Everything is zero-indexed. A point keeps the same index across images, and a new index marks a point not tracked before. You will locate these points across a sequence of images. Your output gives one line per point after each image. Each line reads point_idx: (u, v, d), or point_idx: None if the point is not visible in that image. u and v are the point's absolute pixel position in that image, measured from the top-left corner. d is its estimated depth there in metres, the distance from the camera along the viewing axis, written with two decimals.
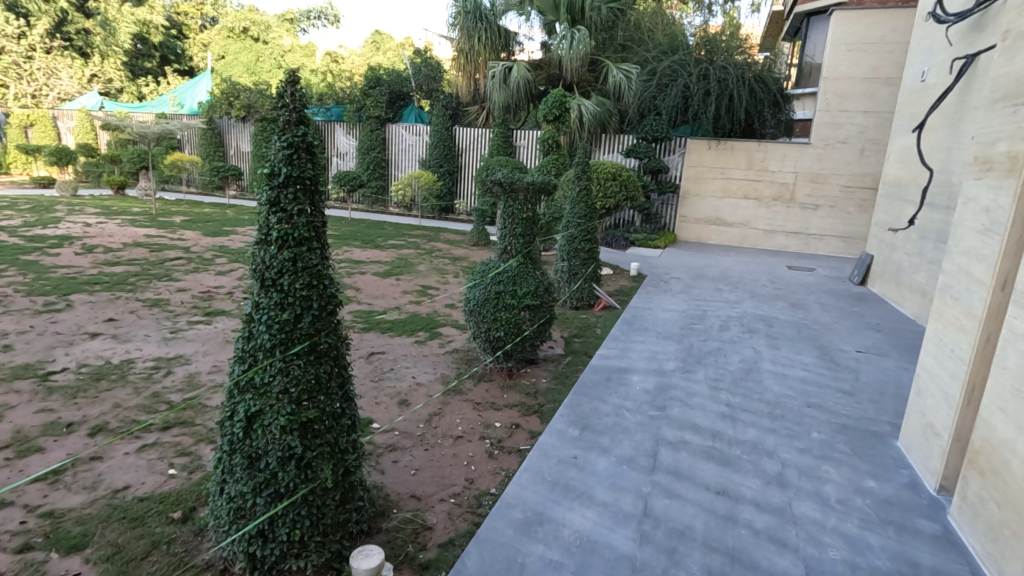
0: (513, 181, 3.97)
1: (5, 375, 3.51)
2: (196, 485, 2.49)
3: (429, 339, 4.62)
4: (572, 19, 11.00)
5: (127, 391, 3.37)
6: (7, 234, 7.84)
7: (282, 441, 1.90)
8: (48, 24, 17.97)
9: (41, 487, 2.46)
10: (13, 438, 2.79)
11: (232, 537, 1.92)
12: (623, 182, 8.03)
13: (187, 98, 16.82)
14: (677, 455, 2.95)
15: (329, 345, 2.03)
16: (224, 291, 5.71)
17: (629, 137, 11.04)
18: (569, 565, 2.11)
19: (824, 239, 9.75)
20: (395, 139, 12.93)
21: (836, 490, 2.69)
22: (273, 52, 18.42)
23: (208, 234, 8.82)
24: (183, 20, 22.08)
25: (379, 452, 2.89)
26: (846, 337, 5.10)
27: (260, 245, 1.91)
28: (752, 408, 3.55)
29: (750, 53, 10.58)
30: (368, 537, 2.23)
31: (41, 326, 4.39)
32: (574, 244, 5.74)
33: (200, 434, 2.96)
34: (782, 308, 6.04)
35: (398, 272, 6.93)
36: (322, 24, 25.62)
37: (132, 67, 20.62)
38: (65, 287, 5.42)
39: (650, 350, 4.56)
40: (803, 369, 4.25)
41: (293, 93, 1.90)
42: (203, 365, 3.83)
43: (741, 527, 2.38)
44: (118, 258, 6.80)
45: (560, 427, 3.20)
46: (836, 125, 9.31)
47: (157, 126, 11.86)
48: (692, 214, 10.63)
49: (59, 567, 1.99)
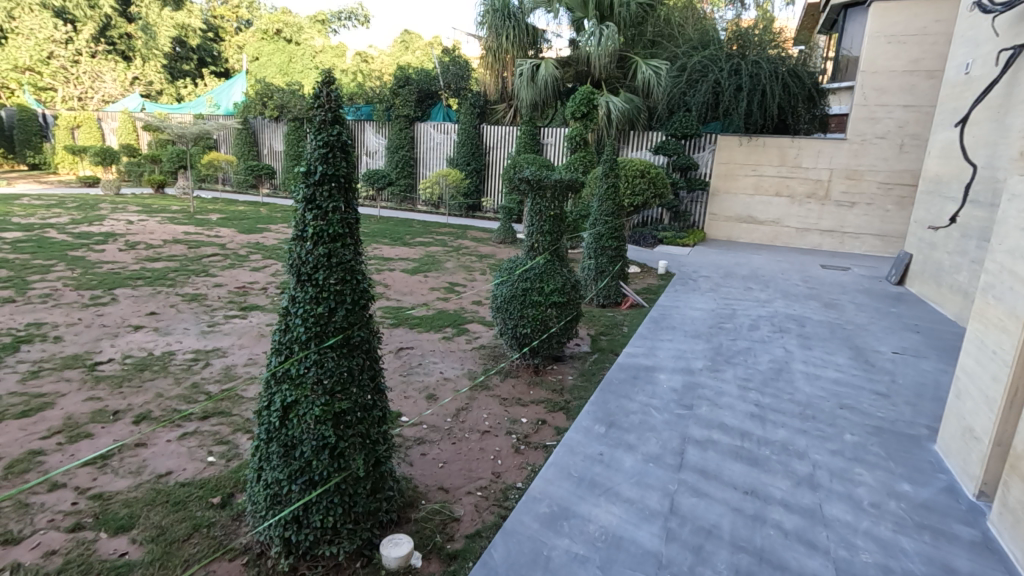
0: (541, 178, 3.98)
1: (55, 364, 3.69)
2: (234, 473, 2.59)
3: (456, 335, 4.67)
4: (600, 15, 10.95)
5: (168, 381, 3.52)
6: (55, 231, 8.18)
7: (316, 430, 1.97)
8: (93, 29, 18.74)
9: (90, 470, 2.59)
10: (65, 424, 2.94)
11: (268, 522, 1.99)
12: (651, 179, 7.95)
13: (223, 99, 17.23)
14: (704, 454, 2.93)
15: (361, 338, 2.08)
16: (258, 286, 5.87)
17: (658, 134, 10.94)
18: (594, 561, 2.12)
19: (859, 237, 9.49)
20: (424, 138, 13.10)
21: (868, 493, 2.64)
22: (305, 53, 18.80)
23: (244, 231, 9.08)
24: (219, 23, 22.84)
25: (407, 445, 2.95)
26: (882, 338, 4.97)
27: (296, 241, 1.98)
28: (783, 409, 3.50)
29: (784, 47, 10.30)
30: (398, 527, 2.28)
31: (88, 318, 4.61)
32: (602, 242, 5.72)
33: (237, 424, 3.07)
34: (815, 308, 5.90)
35: (426, 268, 7.02)
36: (353, 24, 26.03)
37: (171, 70, 21.41)
38: (110, 282, 5.66)
39: (677, 349, 4.51)
40: (836, 370, 4.17)
41: (329, 94, 1.95)
42: (240, 358, 3.96)
43: (770, 527, 2.36)
44: (158, 254, 7.06)
45: (585, 424, 3.21)
46: (874, 120, 9.05)
47: (195, 127, 12.25)
48: (722, 212, 10.47)
49: (108, 546, 2.10)
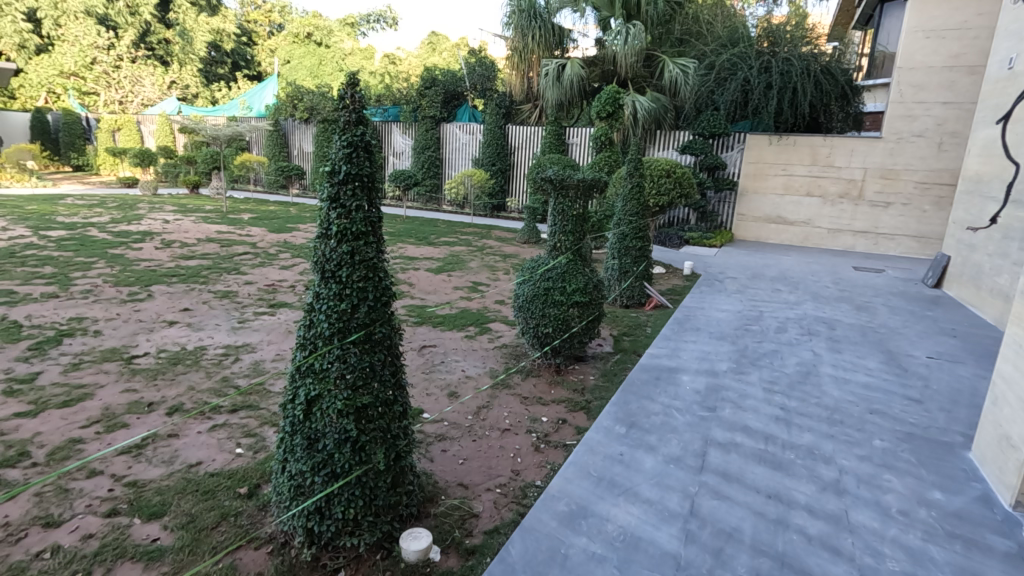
0: (564, 178, 3.97)
1: (95, 357, 3.86)
2: (261, 464, 2.66)
3: (479, 334, 4.70)
4: (627, 14, 10.79)
5: (200, 375, 3.64)
6: (97, 229, 8.54)
7: (339, 424, 2.02)
8: (133, 35, 19.45)
9: (125, 459, 2.70)
10: (103, 414, 3.07)
11: (292, 511, 2.04)
12: (677, 179, 7.85)
13: (255, 101, 17.66)
14: (726, 457, 2.90)
15: (383, 334, 2.12)
16: (287, 284, 6.02)
17: (685, 133, 10.80)
18: (612, 560, 2.12)
19: (895, 238, 9.21)
20: (449, 138, 13.21)
21: (898, 500, 2.56)
22: (334, 56, 19.18)
23: (274, 230, 9.29)
24: (252, 27, 23.75)
25: (428, 441, 2.99)
26: (916, 342, 4.81)
27: (321, 239, 2.03)
28: (810, 413, 3.43)
29: (817, 44, 10.05)
30: (418, 521, 2.32)
31: (126, 314, 4.79)
32: (626, 242, 5.68)
33: (265, 417, 3.15)
34: (846, 311, 5.76)
35: (450, 268, 7.07)
36: (381, 26, 26.37)
37: (207, 74, 22.10)
38: (148, 279, 5.87)
39: (702, 350, 4.46)
40: (867, 374, 4.05)
41: (353, 95, 2.00)
42: (268, 353, 4.07)
43: (793, 532, 2.32)
44: (192, 253, 7.27)
45: (606, 424, 3.20)
46: (911, 118, 8.78)
47: (228, 128, 12.60)
48: (751, 212, 10.29)
49: (142, 532, 2.19)
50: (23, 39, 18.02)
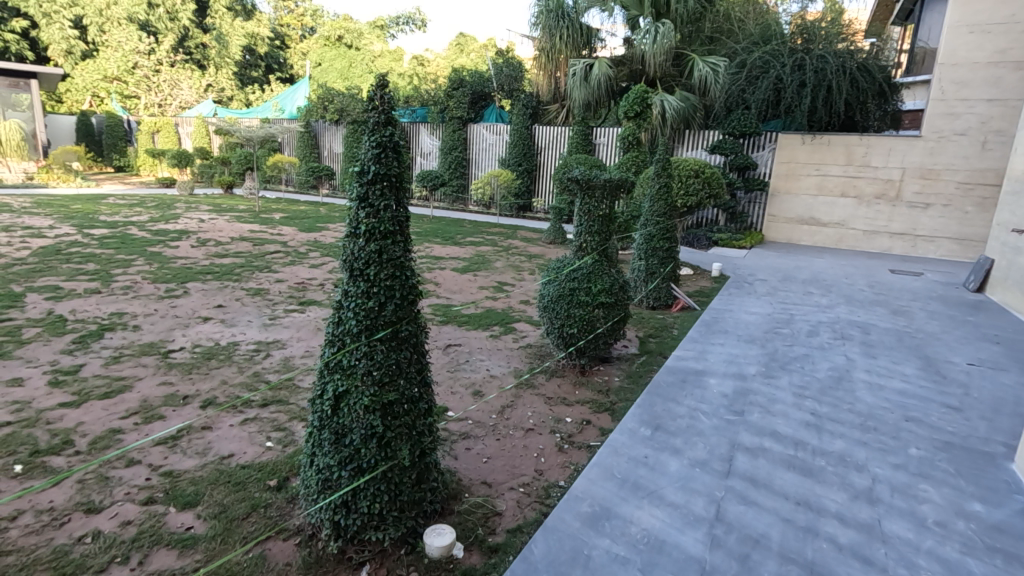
0: (590, 178, 3.95)
1: (134, 351, 4.00)
2: (290, 458, 2.72)
3: (503, 334, 4.71)
4: (656, 13, 10.64)
5: (232, 370, 3.74)
6: (136, 228, 8.82)
7: (365, 419, 2.05)
8: (172, 40, 20.16)
9: (162, 449, 2.79)
10: (140, 406, 3.18)
11: (318, 505, 2.08)
12: (706, 179, 7.73)
13: (287, 103, 18.04)
14: (754, 462, 2.85)
15: (409, 332, 2.15)
16: (316, 282, 6.13)
17: (715, 133, 10.63)
18: (635, 562, 2.11)
19: (934, 240, 8.89)
20: (476, 139, 13.27)
21: (934, 511, 2.48)
22: (364, 58, 19.47)
23: (304, 230, 9.47)
24: (285, 31, 24.48)
25: (453, 439, 3.01)
26: (956, 348, 4.64)
27: (350, 238, 2.07)
28: (842, 419, 3.34)
29: (854, 40, 9.75)
30: (441, 517, 2.35)
31: (163, 309, 4.96)
32: (652, 243, 5.62)
33: (293, 412, 3.22)
34: (882, 315, 5.58)
35: (475, 268, 7.10)
36: (410, 28, 26.68)
37: (241, 77, 22.79)
38: (183, 276, 6.05)
39: (730, 353, 4.39)
40: (903, 381, 3.92)
41: (383, 96, 2.04)
42: (298, 349, 4.16)
43: (823, 541, 2.26)
44: (226, 251, 7.47)
45: (631, 426, 3.18)
46: (953, 116, 8.48)
47: (261, 130, 12.92)
48: (782, 212, 10.07)
49: (177, 520, 2.26)
50: (70, 45, 18.85)
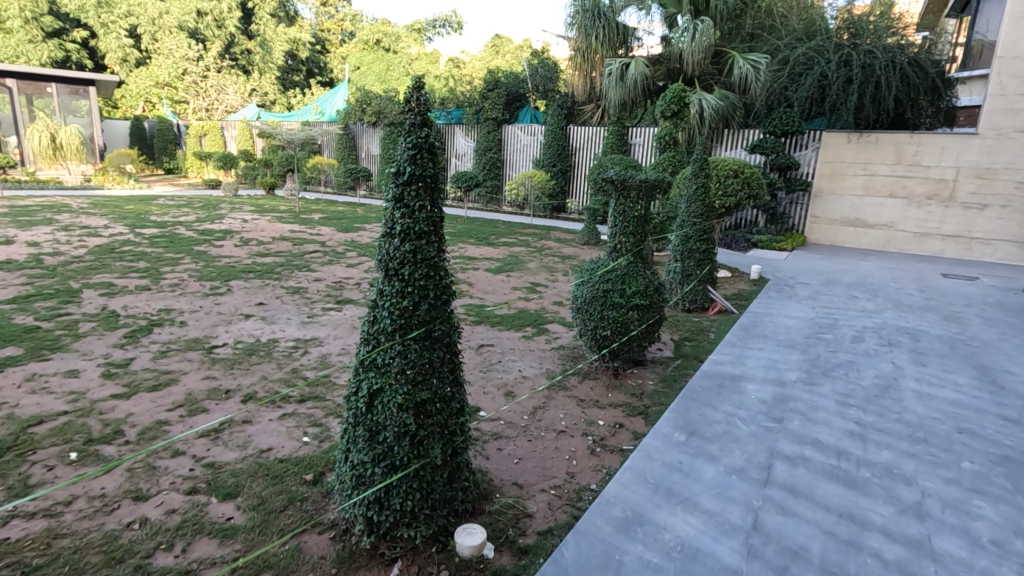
0: (625, 178, 3.89)
1: (180, 346, 4.16)
2: (325, 454, 2.78)
3: (536, 334, 4.71)
4: (695, 10, 10.48)
5: (271, 366, 3.85)
6: (184, 228, 9.17)
7: (398, 418, 2.07)
8: (219, 47, 20.94)
9: (205, 441, 2.89)
10: (186, 399, 3.31)
11: (353, 500, 2.12)
12: (745, 179, 7.54)
13: (327, 106, 18.45)
14: (794, 471, 2.75)
15: (442, 331, 2.16)
16: (352, 282, 6.23)
17: (755, 132, 10.32)
18: (668, 570, 2.07)
19: (991, 244, 8.46)
20: (511, 139, 13.29)
21: (989, 529, 2.35)
22: (401, 61, 19.80)
23: (342, 230, 9.67)
24: (326, 36, 25.09)
25: (484, 439, 3.02)
26: (1015, 357, 4.38)
27: (386, 238, 2.10)
28: (888, 429, 3.20)
29: (904, 33, 9.33)
30: (472, 517, 2.35)
31: (207, 306, 5.14)
32: (689, 244, 5.50)
33: (329, 408, 3.29)
34: (933, 321, 5.33)
35: (509, 268, 7.13)
36: (447, 31, 26.91)
37: (284, 81, 23.50)
38: (227, 274, 6.26)
39: (769, 358, 4.26)
40: (956, 391, 3.72)
41: (418, 98, 2.06)
42: (334, 347, 4.25)
43: (867, 556, 2.17)
44: (268, 250, 7.69)
45: (665, 430, 3.12)
46: (1013, 112, 8.07)
47: (302, 132, 13.27)
48: (826, 213, 9.73)
49: (218, 511, 2.34)
50: (125, 53, 19.93)
